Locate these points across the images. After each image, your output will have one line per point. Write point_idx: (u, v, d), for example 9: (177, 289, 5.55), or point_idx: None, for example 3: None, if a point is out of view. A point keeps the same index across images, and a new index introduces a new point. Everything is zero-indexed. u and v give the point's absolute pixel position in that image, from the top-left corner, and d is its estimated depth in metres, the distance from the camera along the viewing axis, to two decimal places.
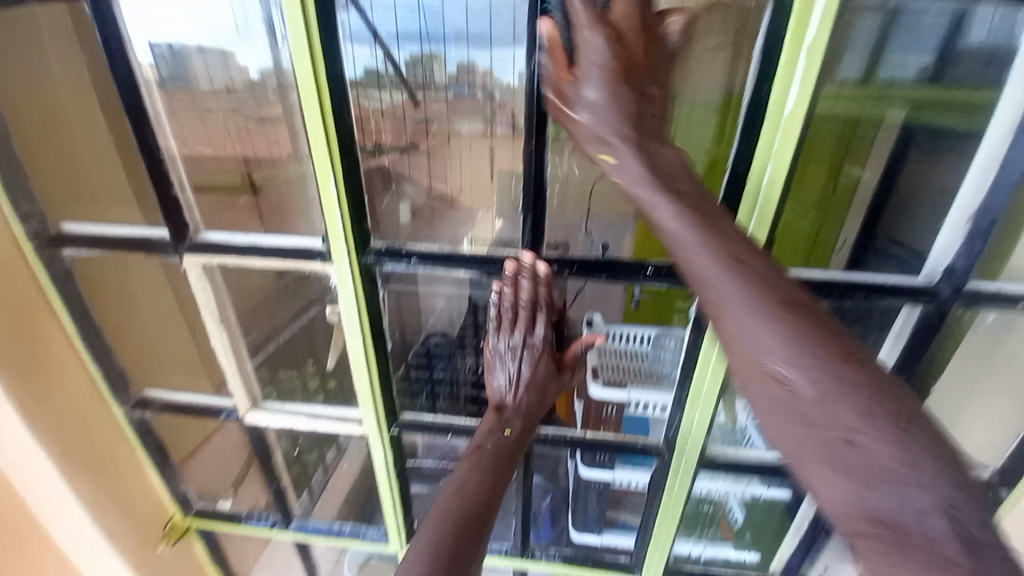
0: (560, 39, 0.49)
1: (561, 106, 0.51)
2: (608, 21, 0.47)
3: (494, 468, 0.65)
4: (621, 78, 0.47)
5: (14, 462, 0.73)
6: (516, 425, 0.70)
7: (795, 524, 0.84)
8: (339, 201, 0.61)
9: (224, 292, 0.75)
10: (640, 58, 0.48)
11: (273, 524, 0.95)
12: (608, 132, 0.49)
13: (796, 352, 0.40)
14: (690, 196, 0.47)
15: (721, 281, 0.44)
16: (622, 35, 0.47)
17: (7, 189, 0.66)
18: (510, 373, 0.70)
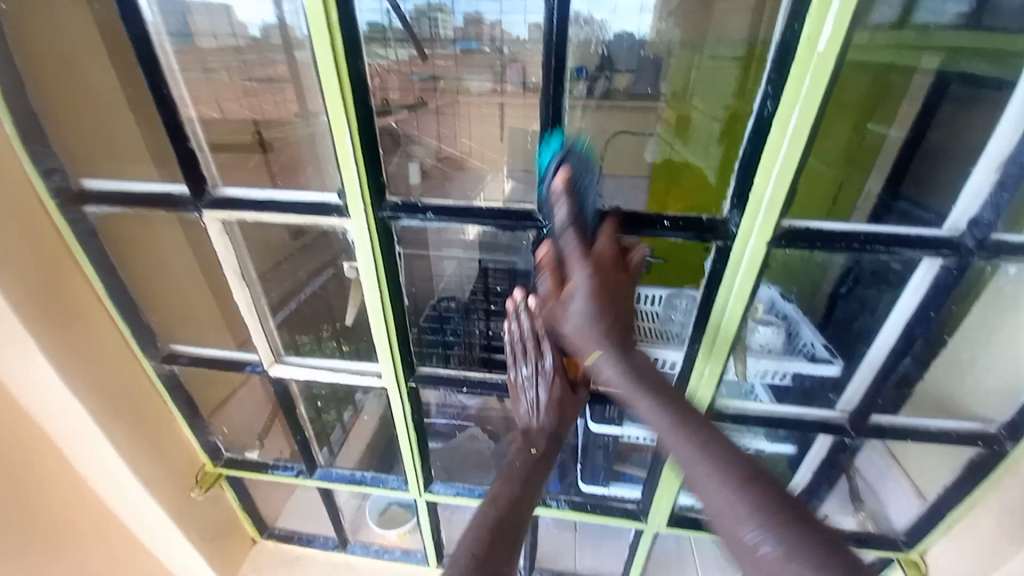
0: (556, 261, 0.61)
1: (553, 309, 0.61)
2: (593, 254, 0.59)
3: (525, 477, 0.65)
4: (603, 300, 0.58)
5: (53, 413, 0.76)
6: (540, 441, 0.70)
7: (795, 478, 0.86)
8: (354, 151, 0.60)
9: (243, 246, 0.76)
10: (616, 284, 0.59)
11: (298, 473, 1.00)
12: (592, 335, 0.59)
13: (762, 521, 0.46)
14: (659, 386, 0.58)
15: (692, 457, 0.52)
16: (597, 269, 0.58)
17: (24, 140, 0.66)
18: (531, 398, 0.71)
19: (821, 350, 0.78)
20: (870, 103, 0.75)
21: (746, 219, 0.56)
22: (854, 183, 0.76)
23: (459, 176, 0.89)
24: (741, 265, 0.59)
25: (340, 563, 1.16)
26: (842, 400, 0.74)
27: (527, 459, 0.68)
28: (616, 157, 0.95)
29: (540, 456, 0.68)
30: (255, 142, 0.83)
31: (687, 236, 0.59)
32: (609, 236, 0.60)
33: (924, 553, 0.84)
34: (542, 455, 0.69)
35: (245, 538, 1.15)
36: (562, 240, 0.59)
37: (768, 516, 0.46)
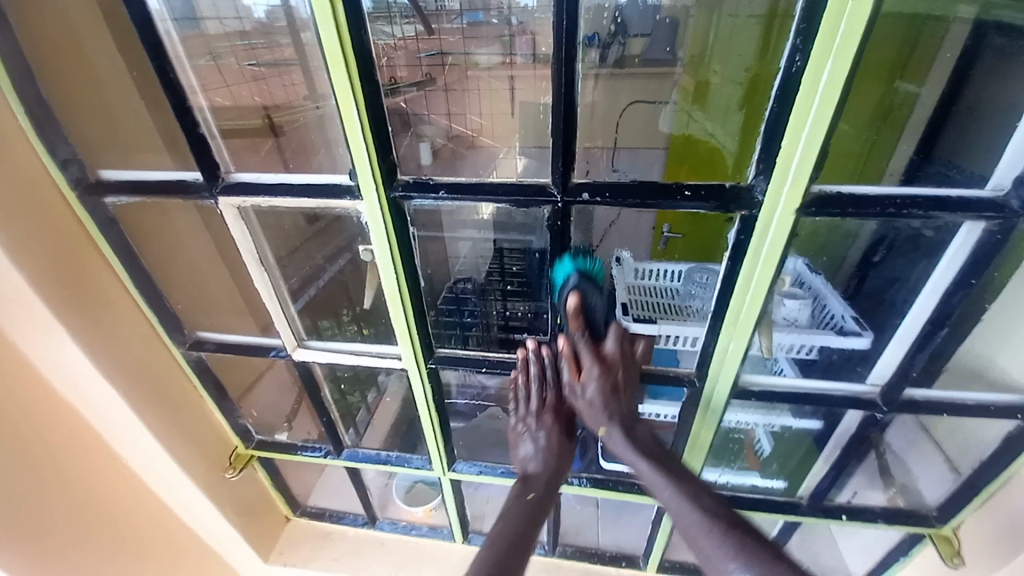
0: (572, 349, 0.68)
1: (568, 386, 0.70)
2: (604, 355, 0.67)
3: (523, 518, 0.69)
4: (610, 393, 0.68)
5: (89, 398, 0.79)
6: (539, 488, 0.74)
7: (824, 453, 0.84)
8: (362, 130, 0.59)
9: (259, 232, 0.77)
10: (622, 379, 0.68)
11: (326, 453, 1.03)
12: (599, 410, 0.69)
13: (747, 562, 0.55)
14: (663, 459, 0.69)
15: (684, 509, 0.63)
16: (607, 362, 0.67)
17: (40, 133, 0.66)
18: (534, 448, 0.77)
19: (849, 323, 0.75)
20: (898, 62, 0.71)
21: (773, 185, 0.53)
22: (882, 144, 0.70)
23: (471, 155, 0.87)
24: (768, 233, 0.56)
25: (370, 538, 1.20)
26: (872, 374, 0.71)
27: (524, 503, 0.71)
28: (626, 131, 0.90)
29: (538, 500, 0.72)
30: (265, 126, 0.83)
31: (709, 206, 0.56)
32: (616, 335, 0.68)
33: (957, 529, 0.83)
34: (539, 501, 0.72)
35: (279, 515, 1.20)
36: (575, 336, 0.67)
37: (750, 559, 0.56)
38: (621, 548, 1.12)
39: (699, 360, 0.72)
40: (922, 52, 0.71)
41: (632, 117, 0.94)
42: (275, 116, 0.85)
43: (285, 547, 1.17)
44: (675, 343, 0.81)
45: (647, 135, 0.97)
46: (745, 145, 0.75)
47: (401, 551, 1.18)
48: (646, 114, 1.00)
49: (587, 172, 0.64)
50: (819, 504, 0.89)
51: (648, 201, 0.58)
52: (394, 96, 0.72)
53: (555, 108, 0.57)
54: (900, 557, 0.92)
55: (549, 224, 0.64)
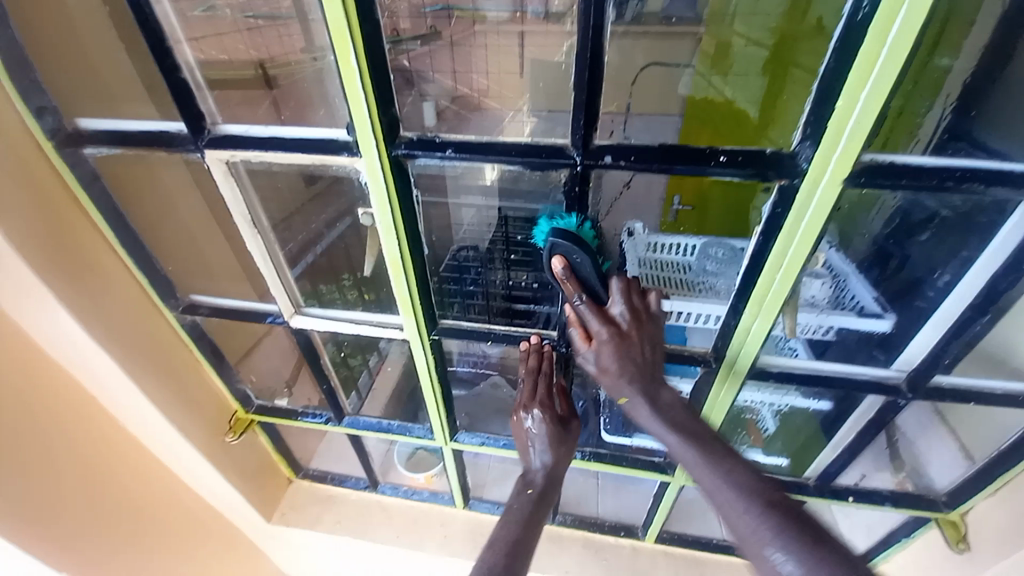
0: (579, 312, 0.64)
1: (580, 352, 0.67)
2: (616, 334, 0.63)
3: (524, 517, 0.68)
4: (625, 351, 0.63)
5: (80, 361, 0.77)
6: (538, 483, 0.75)
7: (833, 439, 0.82)
8: (361, 79, 0.53)
9: (251, 190, 0.72)
10: (634, 333, 0.63)
11: (327, 420, 1.03)
12: (620, 382, 0.64)
13: (786, 545, 0.50)
14: (690, 428, 0.62)
15: (711, 480, 0.57)
16: (619, 326, 0.63)
17: (12, 77, 0.61)
18: (535, 445, 0.79)
19: (871, 304, 0.72)
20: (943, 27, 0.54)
21: (820, 151, 0.48)
22: (914, 106, 0.56)
23: (476, 117, 0.80)
24: (810, 206, 0.51)
25: (372, 501, 1.22)
26: (897, 359, 0.68)
27: (524, 501, 0.72)
28: (642, 92, 0.82)
29: (537, 496, 0.73)
30: (258, 78, 0.75)
31: (745, 173, 0.51)
32: (620, 293, 0.64)
33: (965, 514, 0.82)
34: (537, 497, 0.73)
35: (281, 478, 1.21)
36: (580, 305, 0.64)
37: (788, 535, 0.50)
38: (620, 519, 1.13)
39: (717, 339, 0.68)
40: (967, 12, 0.56)
41: (647, 79, 0.86)
42: (269, 67, 0.76)
43: (288, 508, 1.19)
44: (686, 320, 0.79)
45: (663, 99, 0.89)
46: (770, 115, 0.71)
47: (403, 515, 1.20)
48: (661, 79, 0.91)
49: (610, 134, 0.60)
50: (826, 485, 0.88)
51: (675, 166, 0.53)
52: (397, 54, 0.65)
53: (580, 56, 0.50)
54: (902, 537, 0.92)
55: (565, 189, 0.59)
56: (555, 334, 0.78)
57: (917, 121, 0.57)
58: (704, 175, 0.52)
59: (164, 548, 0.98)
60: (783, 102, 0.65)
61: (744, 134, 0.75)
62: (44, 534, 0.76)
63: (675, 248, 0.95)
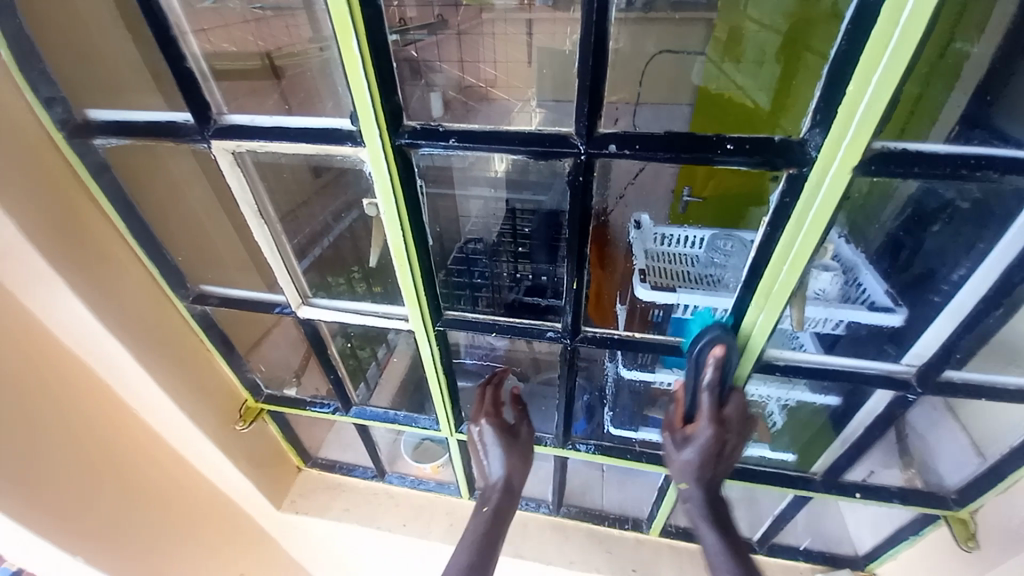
0: (686, 401, 0.69)
1: (669, 439, 0.70)
2: (721, 422, 0.67)
3: (483, 538, 0.73)
4: (710, 455, 0.68)
5: (92, 349, 0.78)
6: (492, 499, 0.78)
7: (841, 433, 0.81)
8: (363, 65, 0.52)
9: (259, 182, 0.72)
10: (727, 444, 0.68)
11: (334, 409, 1.04)
12: (690, 471, 0.69)
13: None
14: (736, 537, 0.67)
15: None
16: (720, 429, 0.66)
17: (21, 67, 0.62)
18: (489, 456, 0.82)
19: (881, 297, 0.71)
20: (960, 10, 0.54)
21: (830, 139, 0.46)
22: (930, 93, 0.55)
23: (484, 108, 0.80)
24: (820, 194, 0.49)
25: (380, 490, 1.24)
26: (908, 354, 0.66)
27: (483, 520, 0.76)
28: (651, 83, 0.81)
29: (492, 512, 0.77)
30: (266, 67, 0.76)
31: (752, 162, 0.49)
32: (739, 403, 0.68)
33: (975, 512, 0.80)
34: (493, 513, 0.77)
35: (291, 466, 1.23)
36: (696, 393, 0.67)
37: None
38: (625, 511, 1.13)
39: (722, 331, 0.68)
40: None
41: (656, 68, 0.86)
42: (275, 58, 0.78)
43: (298, 496, 1.21)
44: (691, 312, 0.80)
45: (672, 87, 0.89)
46: (782, 107, 0.70)
47: (409, 504, 1.21)
48: (671, 66, 0.90)
49: (614, 122, 0.59)
50: (833, 479, 0.86)
51: (681, 155, 0.51)
52: (402, 49, 0.66)
53: (584, 43, 0.49)
54: (910, 534, 0.91)
55: (569, 179, 0.57)
56: (560, 327, 0.75)
57: (931, 112, 0.56)
58: (712, 164, 0.51)
59: (175, 533, 1.01)
60: (796, 91, 0.63)
61: (754, 127, 0.74)
62: (56, 518, 0.78)
63: (683, 242, 0.95)
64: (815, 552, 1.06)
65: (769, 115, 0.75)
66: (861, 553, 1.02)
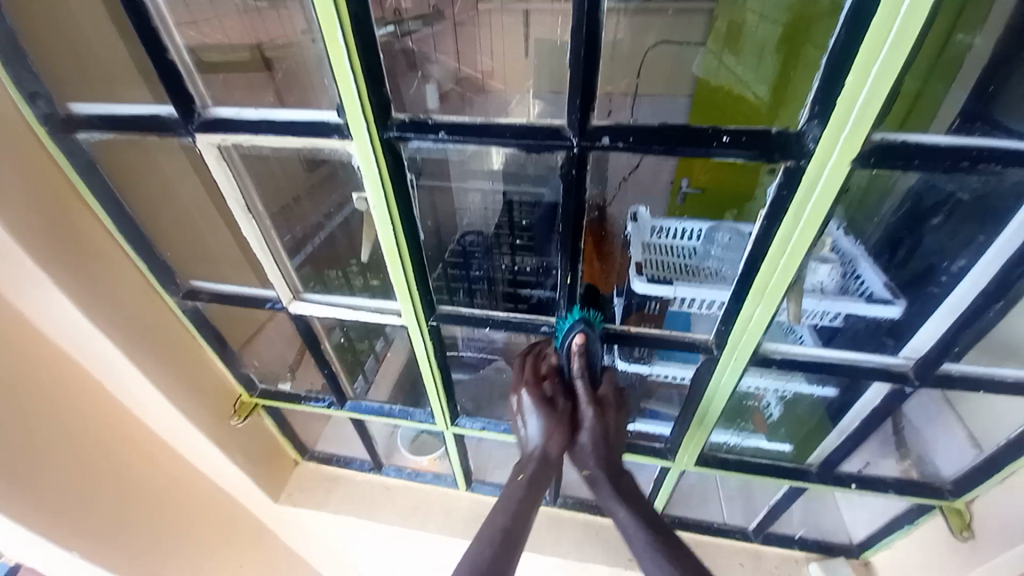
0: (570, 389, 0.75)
1: (562, 430, 0.76)
2: (598, 401, 0.74)
3: (514, 510, 0.68)
4: (600, 432, 0.73)
5: (84, 347, 0.78)
6: (528, 468, 0.72)
7: (839, 425, 0.81)
8: (349, 58, 0.51)
9: (246, 176, 0.71)
10: (611, 421, 0.75)
11: (330, 404, 1.05)
12: (590, 459, 0.73)
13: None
14: (641, 507, 0.70)
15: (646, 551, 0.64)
16: (599, 405, 0.74)
17: (2, 60, 0.60)
18: (528, 425, 0.75)
19: (881, 289, 0.70)
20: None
21: (828, 132, 0.45)
22: (927, 92, 0.53)
23: (480, 99, 0.79)
24: (817, 188, 0.48)
25: (378, 483, 1.24)
26: (906, 347, 0.66)
27: (515, 489, 0.70)
28: (649, 74, 0.79)
29: (526, 481, 0.70)
30: (255, 59, 0.73)
31: (748, 155, 0.48)
32: (609, 379, 0.79)
33: (970, 502, 0.81)
34: (528, 483, 0.71)
35: (288, 460, 1.23)
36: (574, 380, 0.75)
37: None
38: None
39: (718, 326, 0.67)
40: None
41: (655, 59, 0.83)
42: (265, 48, 0.74)
43: (295, 489, 1.21)
44: (688, 306, 0.79)
45: (671, 79, 0.86)
46: (782, 99, 0.68)
47: (407, 496, 1.22)
48: (670, 56, 0.88)
49: (609, 113, 0.56)
50: (829, 472, 0.87)
51: (675, 148, 0.50)
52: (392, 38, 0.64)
53: (576, 32, 0.47)
54: (905, 524, 0.92)
55: (562, 173, 0.56)
56: (553, 321, 0.76)
57: (931, 104, 0.53)
58: (707, 157, 0.50)
59: (173, 527, 1.01)
60: (796, 83, 0.61)
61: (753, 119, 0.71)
62: (54, 515, 0.78)
63: (681, 234, 0.93)
64: (811, 542, 1.06)
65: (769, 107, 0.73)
66: (855, 542, 1.03)
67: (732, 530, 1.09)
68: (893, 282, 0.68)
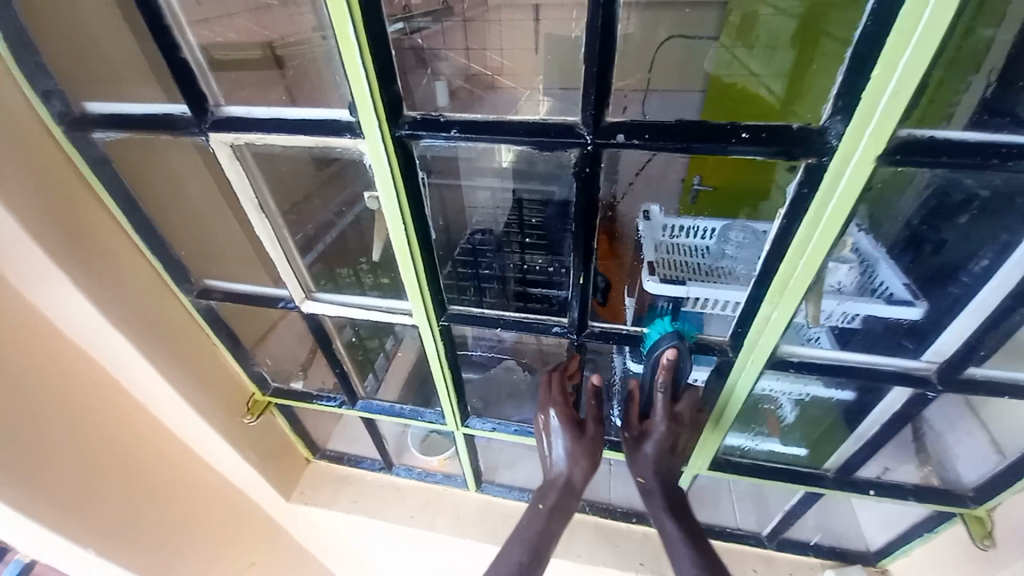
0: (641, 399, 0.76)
1: (632, 439, 0.76)
2: (673, 416, 0.73)
3: (535, 539, 0.69)
4: (666, 446, 0.73)
5: (99, 344, 0.79)
6: (551, 494, 0.72)
7: (856, 430, 0.79)
8: (360, 54, 0.50)
9: (258, 175, 0.71)
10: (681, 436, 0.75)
11: (341, 403, 1.04)
12: (650, 467, 0.74)
13: None
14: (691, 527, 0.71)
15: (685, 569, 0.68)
16: (671, 422, 0.73)
17: (18, 60, 0.61)
18: (553, 447, 0.74)
19: (900, 289, 0.68)
20: None
21: (852, 128, 0.43)
22: (953, 81, 0.50)
23: (490, 97, 0.78)
24: (839, 185, 0.47)
25: (387, 482, 1.24)
26: (929, 350, 0.64)
27: (537, 517, 0.71)
28: (661, 70, 0.77)
29: (549, 510, 0.71)
30: (268, 58, 0.74)
31: (768, 152, 0.47)
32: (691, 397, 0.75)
33: (992, 510, 0.78)
34: (551, 509, 0.71)
35: (299, 457, 1.24)
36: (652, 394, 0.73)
37: None
38: (633, 506, 1.13)
39: (734, 328, 0.65)
40: None
41: (667, 56, 0.82)
42: (278, 48, 0.76)
43: (306, 487, 1.22)
44: (703, 306, 0.78)
45: (683, 74, 0.85)
46: (797, 94, 0.66)
47: (416, 495, 1.22)
48: (683, 52, 0.86)
49: (622, 111, 0.56)
50: (846, 477, 0.85)
51: (692, 145, 0.49)
52: (402, 34, 0.64)
53: (590, 27, 0.46)
54: (924, 532, 0.89)
55: (575, 171, 0.55)
56: (566, 322, 0.73)
57: (956, 94, 0.51)
58: (725, 154, 0.48)
59: (185, 523, 1.02)
60: (813, 77, 0.60)
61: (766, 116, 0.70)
62: (69, 509, 0.80)
63: (693, 232, 0.93)
64: (826, 548, 1.04)
65: (783, 104, 0.72)
66: (873, 549, 1.01)
67: (745, 536, 1.07)
68: (911, 289, 0.67)
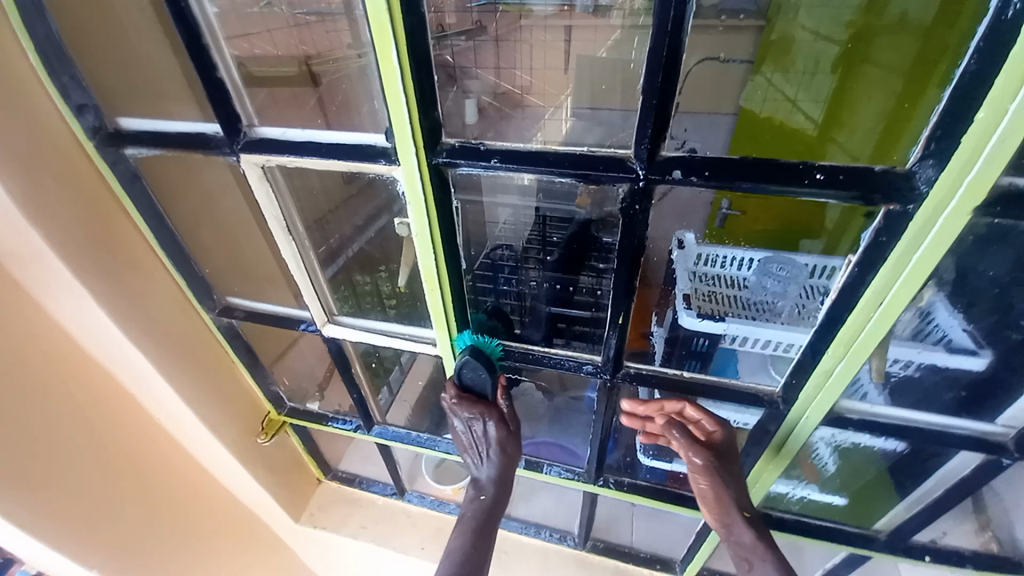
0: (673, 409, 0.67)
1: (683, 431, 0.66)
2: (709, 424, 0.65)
3: (479, 528, 0.64)
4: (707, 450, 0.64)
5: (118, 358, 0.77)
6: (484, 490, 0.68)
7: (912, 492, 0.73)
8: (401, 76, 0.48)
9: (286, 194, 0.69)
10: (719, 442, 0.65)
11: (356, 427, 1.00)
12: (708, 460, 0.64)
13: None
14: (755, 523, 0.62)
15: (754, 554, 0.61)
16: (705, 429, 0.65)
17: (52, 73, 0.60)
18: (483, 452, 0.69)
19: (959, 336, 0.61)
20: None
21: (946, 174, 0.39)
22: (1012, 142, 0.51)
23: (519, 115, 0.77)
24: (925, 235, 0.42)
25: (398, 508, 1.20)
26: (1005, 413, 0.58)
27: (475, 510, 0.66)
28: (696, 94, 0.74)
29: (488, 504, 0.67)
30: (303, 74, 0.73)
31: (844, 195, 0.43)
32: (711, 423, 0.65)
33: None
34: (490, 504, 0.67)
35: (311, 477, 1.21)
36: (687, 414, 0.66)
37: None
38: (656, 552, 1.06)
39: (789, 379, 0.60)
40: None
41: (704, 76, 0.77)
42: (315, 65, 0.75)
43: (316, 509, 1.19)
44: (738, 343, 0.74)
45: (715, 98, 0.83)
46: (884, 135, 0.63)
47: (429, 524, 1.17)
48: (718, 75, 0.82)
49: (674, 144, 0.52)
50: (901, 543, 0.77)
51: (758, 184, 0.45)
52: (438, 52, 0.61)
53: (654, 52, 0.43)
54: None
55: (622, 207, 0.52)
56: (600, 361, 0.68)
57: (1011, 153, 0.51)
58: (792, 195, 0.44)
59: (193, 543, 1.00)
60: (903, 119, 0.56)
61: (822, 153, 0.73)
62: (76, 529, 0.77)
63: (730, 262, 0.90)
64: None
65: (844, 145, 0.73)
66: None
67: None
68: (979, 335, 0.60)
